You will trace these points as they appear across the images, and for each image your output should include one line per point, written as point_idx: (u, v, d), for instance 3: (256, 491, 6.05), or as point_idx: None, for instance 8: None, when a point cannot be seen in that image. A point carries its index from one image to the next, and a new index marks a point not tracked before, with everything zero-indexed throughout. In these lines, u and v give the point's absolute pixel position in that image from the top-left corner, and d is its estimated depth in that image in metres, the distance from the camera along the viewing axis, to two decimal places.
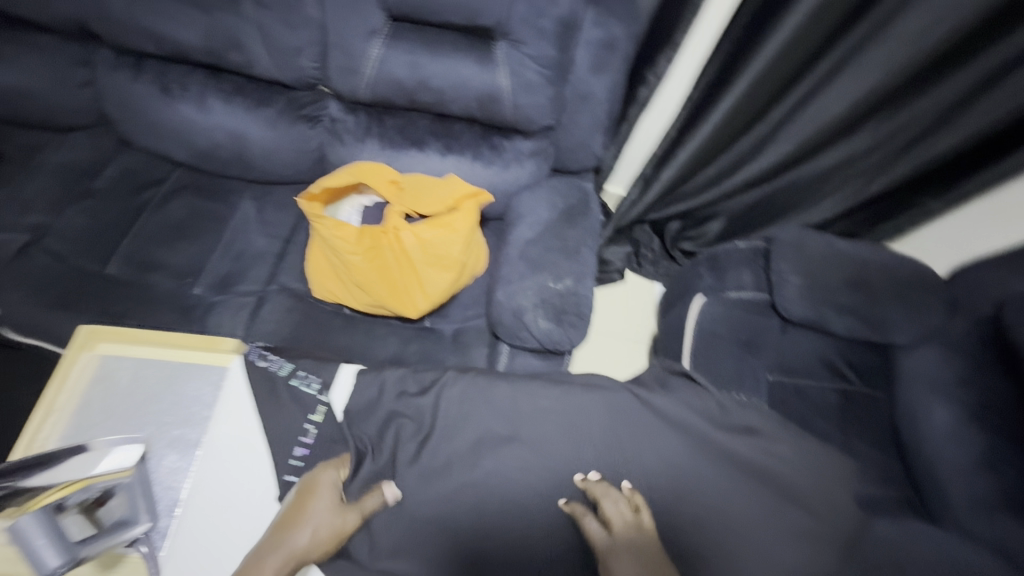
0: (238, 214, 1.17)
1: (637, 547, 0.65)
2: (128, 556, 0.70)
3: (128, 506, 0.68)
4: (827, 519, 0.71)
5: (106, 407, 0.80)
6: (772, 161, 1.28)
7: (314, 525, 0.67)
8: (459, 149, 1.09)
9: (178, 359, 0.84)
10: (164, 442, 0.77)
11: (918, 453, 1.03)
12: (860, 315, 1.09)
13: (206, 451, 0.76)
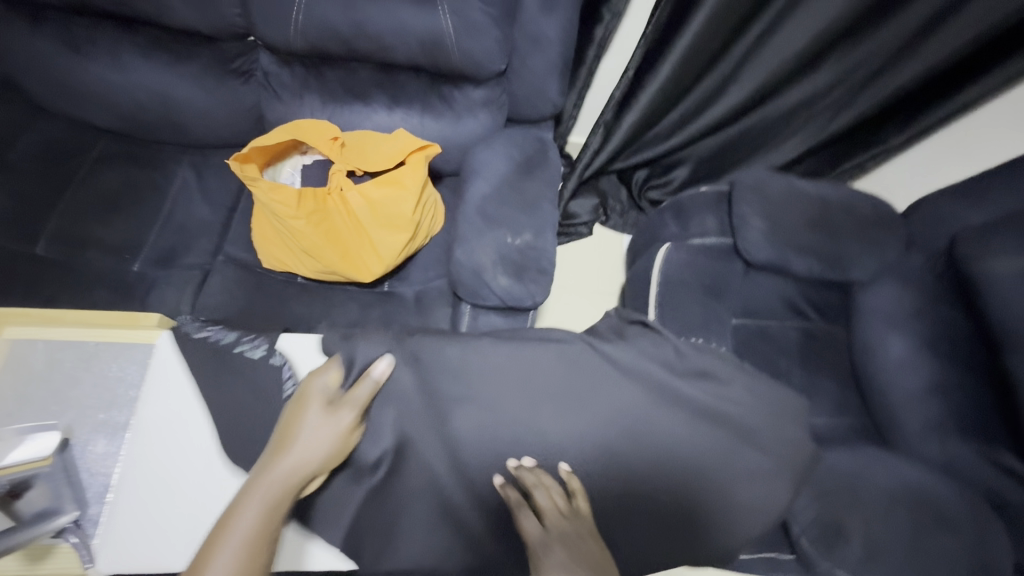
0: (174, 183, 1.09)
1: (570, 536, 0.64)
2: (58, 547, 0.64)
3: (51, 496, 0.62)
4: (783, 454, 0.74)
5: (20, 394, 0.70)
6: (735, 102, 1.24)
7: (308, 436, 0.62)
8: (406, 101, 1.02)
9: (96, 337, 0.74)
10: (89, 427, 0.69)
11: (876, 385, 1.07)
12: (822, 254, 1.10)
13: (134, 433, 0.67)
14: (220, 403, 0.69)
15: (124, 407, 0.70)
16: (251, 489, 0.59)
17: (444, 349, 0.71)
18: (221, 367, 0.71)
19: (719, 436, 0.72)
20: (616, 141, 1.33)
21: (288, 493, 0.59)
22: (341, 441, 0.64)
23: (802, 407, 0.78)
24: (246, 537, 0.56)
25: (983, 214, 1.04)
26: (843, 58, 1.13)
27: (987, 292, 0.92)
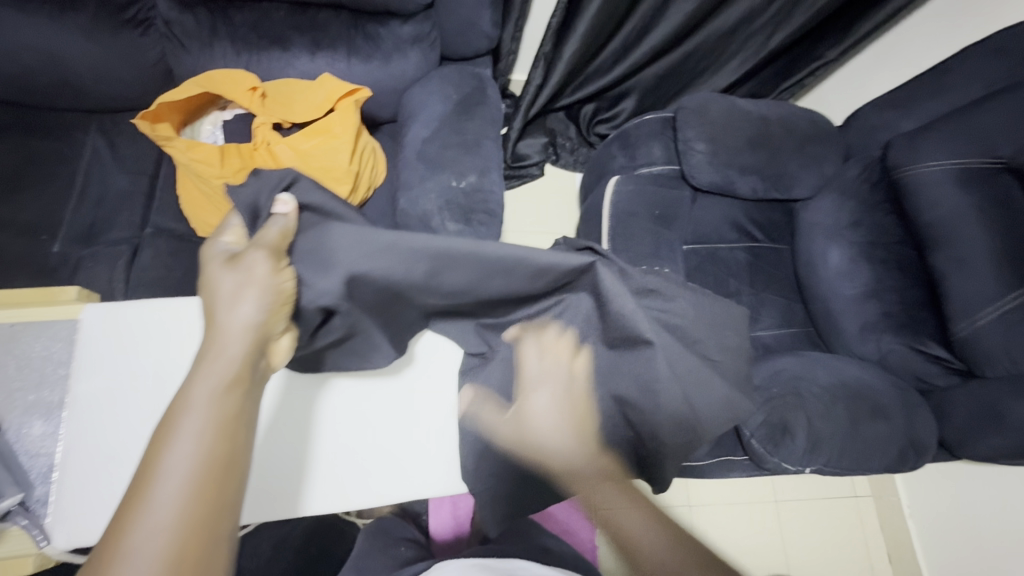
0: (86, 152, 1.00)
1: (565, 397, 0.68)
2: (6, 531, 0.61)
3: None
4: (722, 367, 0.75)
5: None
6: (675, 25, 1.21)
7: (236, 292, 0.52)
8: (329, 43, 0.95)
9: (13, 317, 0.67)
10: (19, 411, 0.64)
11: (815, 293, 1.14)
12: (762, 173, 1.13)
13: (73, 409, 0.62)
14: (174, 369, 0.66)
15: (55, 387, 0.66)
16: (195, 373, 0.46)
17: (392, 244, 0.62)
18: (167, 329, 0.67)
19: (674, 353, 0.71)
20: (558, 75, 1.29)
21: (244, 357, 0.48)
22: (278, 288, 0.54)
23: (742, 321, 0.79)
24: (205, 419, 0.43)
25: (913, 120, 1.07)
26: None
27: (915, 194, 0.97)
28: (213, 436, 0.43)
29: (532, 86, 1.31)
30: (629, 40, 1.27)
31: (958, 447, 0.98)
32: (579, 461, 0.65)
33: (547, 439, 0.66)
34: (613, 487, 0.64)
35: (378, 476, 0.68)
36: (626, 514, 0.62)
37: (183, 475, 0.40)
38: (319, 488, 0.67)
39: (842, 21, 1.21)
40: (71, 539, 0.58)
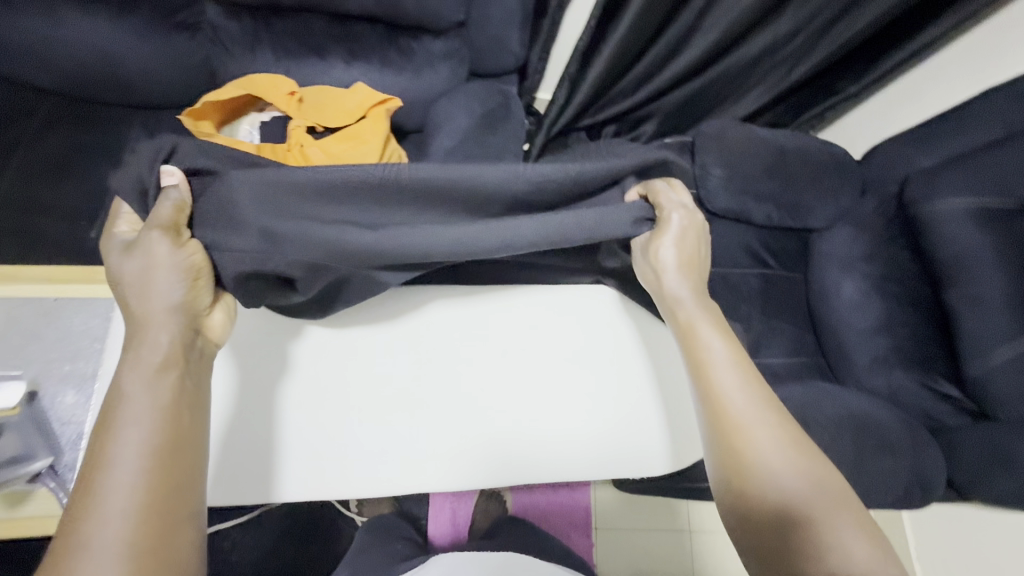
0: (129, 145, 1.05)
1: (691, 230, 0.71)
2: (36, 492, 0.65)
3: (22, 443, 0.62)
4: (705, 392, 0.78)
5: None
6: (699, 54, 1.25)
7: (144, 279, 0.55)
8: (363, 54, 0.99)
9: (56, 293, 0.72)
10: (57, 378, 0.70)
11: (826, 321, 1.14)
12: (777, 200, 1.14)
13: (103, 385, 0.66)
14: None
15: (90, 359, 0.71)
16: (124, 366, 0.51)
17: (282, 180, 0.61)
18: None
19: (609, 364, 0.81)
20: (582, 96, 1.33)
21: (170, 349, 0.54)
22: (186, 264, 0.57)
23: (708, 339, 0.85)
24: (146, 406, 0.50)
25: (929, 156, 1.08)
26: (800, 5, 1.13)
27: (931, 229, 0.97)
28: (155, 423, 0.50)
29: (557, 105, 1.35)
30: (653, 66, 1.30)
31: (964, 488, 0.97)
32: (693, 302, 0.68)
33: (668, 277, 0.70)
34: (714, 324, 0.65)
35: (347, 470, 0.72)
36: (721, 348, 0.63)
37: (137, 458, 0.47)
38: (292, 475, 0.70)
39: (865, 56, 1.23)
40: None
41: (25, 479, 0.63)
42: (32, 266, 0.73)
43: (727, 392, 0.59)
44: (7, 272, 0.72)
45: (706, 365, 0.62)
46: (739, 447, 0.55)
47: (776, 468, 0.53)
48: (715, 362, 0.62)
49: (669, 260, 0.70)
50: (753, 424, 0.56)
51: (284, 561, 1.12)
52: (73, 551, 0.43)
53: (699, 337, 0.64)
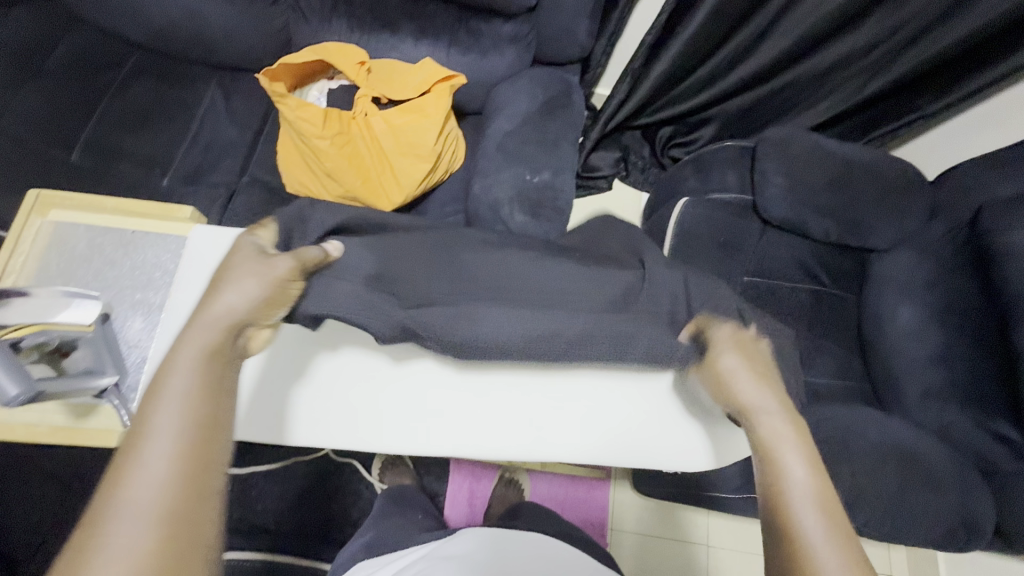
0: (205, 102, 1.11)
1: (744, 354, 0.64)
2: (101, 406, 0.70)
3: (94, 358, 0.68)
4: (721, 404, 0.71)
5: (65, 269, 0.76)
6: (769, 59, 1.21)
7: (235, 279, 0.55)
8: (433, 32, 1.01)
9: (134, 228, 0.79)
10: (127, 304, 0.75)
11: (878, 348, 1.10)
12: (838, 215, 1.09)
13: (172, 313, 0.69)
14: None
15: (159, 289, 0.76)
16: (181, 340, 0.50)
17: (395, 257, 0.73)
18: None
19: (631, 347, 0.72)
20: (642, 93, 1.31)
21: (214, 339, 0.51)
22: (275, 291, 0.57)
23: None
24: (191, 385, 0.47)
25: (1012, 185, 1.00)
26: (882, 18, 1.08)
27: (1006, 262, 0.89)
28: (195, 399, 0.47)
29: (615, 99, 1.33)
30: (719, 69, 1.27)
31: (1015, 538, 0.90)
32: (774, 420, 0.59)
33: (738, 407, 0.62)
34: (796, 440, 0.57)
35: (348, 423, 0.72)
36: (798, 470, 0.54)
37: (169, 436, 0.44)
38: (300, 420, 0.71)
39: (944, 78, 1.16)
40: None
41: (94, 393, 0.67)
42: (115, 199, 0.80)
43: (808, 537, 0.49)
44: (92, 201, 0.80)
45: (779, 492, 0.53)
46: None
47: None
48: (794, 491, 0.52)
49: (740, 376, 0.63)
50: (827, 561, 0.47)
51: (305, 515, 1.16)
52: (100, 520, 0.40)
53: (775, 456, 0.56)
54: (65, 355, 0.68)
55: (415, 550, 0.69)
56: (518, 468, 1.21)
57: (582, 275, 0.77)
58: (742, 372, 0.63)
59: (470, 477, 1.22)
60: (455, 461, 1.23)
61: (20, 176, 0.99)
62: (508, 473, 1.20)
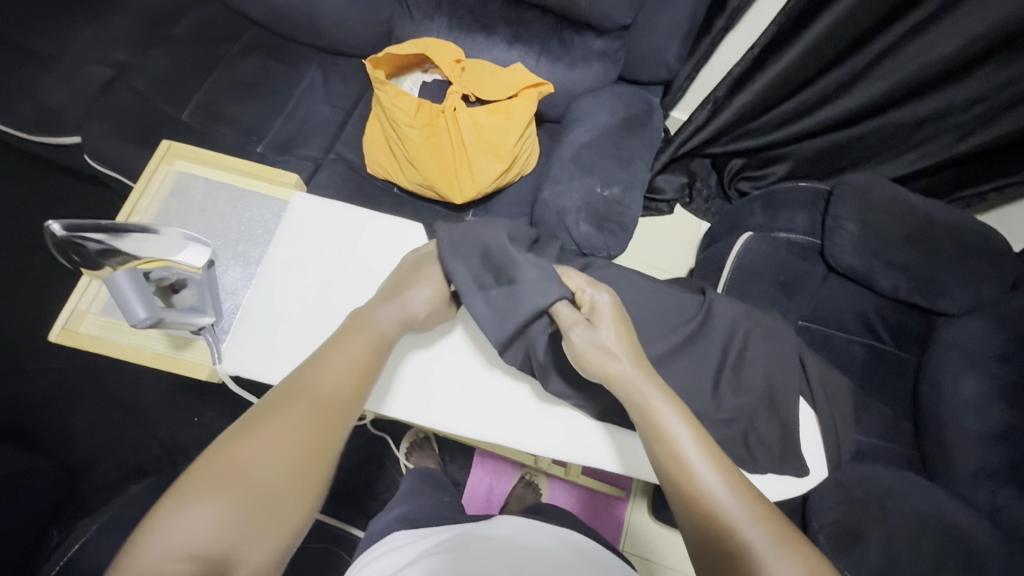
0: (305, 80, 1.18)
1: (623, 322, 0.65)
2: (196, 342, 0.79)
3: (198, 298, 0.75)
4: (764, 442, 0.71)
5: (181, 215, 0.84)
6: (859, 103, 1.18)
7: (423, 287, 0.69)
8: (527, 39, 1.05)
9: (244, 187, 0.87)
10: (230, 256, 0.82)
11: (934, 416, 1.03)
12: (910, 273, 1.05)
13: (265, 269, 0.76)
14: (342, 267, 0.76)
15: (259, 246, 0.83)
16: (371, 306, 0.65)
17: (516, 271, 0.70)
18: (352, 240, 0.78)
19: (677, 370, 0.73)
20: (720, 122, 1.31)
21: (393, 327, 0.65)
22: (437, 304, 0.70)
23: (793, 373, 0.74)
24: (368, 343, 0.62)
25: None
26: (988, 73, 1.05)
27: None
28: (367, 358, 0.61)
29: (692, 125, 1.34)
30: (804, 107, 1.26)
31: None
32: (655, 391, 0.59)
33: (609, 352, 0.63)
34: (669, 399, 0.59)
35: (448, 407, 0.76)
36: (681, 426, 0.56)
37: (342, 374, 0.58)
38: (397, 395, 0.76)
39: None
40: (231, 365, 0.71)
41: (193, 330, 0.74)
42: (233, 159, 0.86)
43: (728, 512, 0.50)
44: (216, 159, 0.87)
45: (681, 462, 0.54)
46: (724, 548, 0.49)
47: (763, 553, 0.47)
48: (696, 463, 0.53)
49: (616, 344, 0.63)
50: (744, 523, 0.49)
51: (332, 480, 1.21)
52: (277, 407, 0.53)
53: (663, 427, 0.56)
54: (175, 293, 0.74)
55: (450, 529, 0.71)
56: (539, 473, 1.22)
57: (659, 302, 0.77)
58: (619, 347, 0.63)
59: (491, 472, 1.25)
60: (480, 455, 1.25)
61: (139, 127, 1.09)
62: (529, 475, 1.21)
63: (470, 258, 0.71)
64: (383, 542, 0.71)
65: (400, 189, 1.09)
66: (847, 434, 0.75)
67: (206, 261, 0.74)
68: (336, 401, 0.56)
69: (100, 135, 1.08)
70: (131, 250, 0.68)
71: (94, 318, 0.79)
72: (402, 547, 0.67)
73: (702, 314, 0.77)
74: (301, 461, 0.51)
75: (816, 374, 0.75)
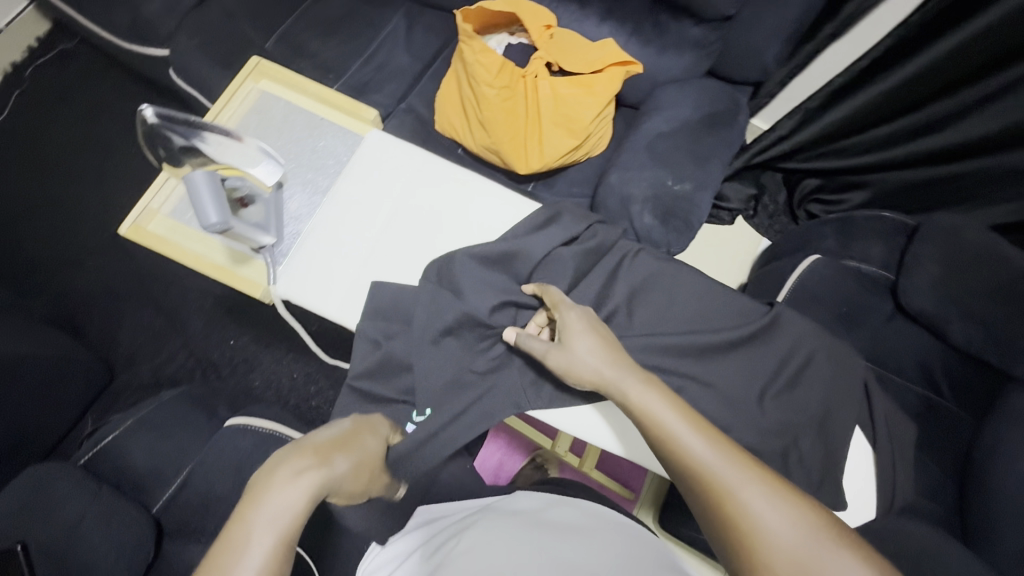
0: (388, 25, 1.17)
1: (595, 332, 0.65)
2: (254, 260, 0.80)
3: (263, 216, 0.76)
4: (806, 464, 0.67)
5: (257, 133, 0.86)
6: (960, 139, 1.08)
7: (354, 457, 0.58)
8: (621, 16, 1.01)
9: (323, 115, 0.87)
10: (298, 181, 0.83)
11: (975, 493, 0.88)
12: (992, 328, 0.93)
13: (330, 199, 0.79)
14: (404, 211, 0.79)
15: (328, 176, 0.84)
16: (286, 469, 0.53)
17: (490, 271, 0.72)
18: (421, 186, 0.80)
19: (723, 371, 0.70)
20: (806, 134, 1.25)
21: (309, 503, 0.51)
22: (367, 474, 0.60)
23: (854, 402, 0.70)
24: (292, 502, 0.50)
25: None
26: None
27: None
28: (282, 537, 0.48)
29: (776, 133, 1.28)
30: (898, 134, 1.16)
31: None
32: (637, 385, 0.60)
33: (591, 369, 0.62)
34: (648, 382, 0.60)
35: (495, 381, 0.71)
36: (664, 406, 0.58)
37: (261, 548, 0.47)
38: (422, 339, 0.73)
39: None
40: (286, 285, 0.75)
41: (254, 247, 0.76)
42: (317, 86, 0.87)
43: (726, 480, 0.52)
44: (300, 81, 0.87)
45: (673, 442, 0.56)
46: (725, 516, 0.51)
47: (759, 509, 0.50)
48: (677, 430, 0.56)
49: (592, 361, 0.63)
50: (740, 485, 0.52)
51: None
52: None
53: (649, 408, 0.58)
54: (243, 207, 0.76)
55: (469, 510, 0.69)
56: (551, 456, 1.19)
57: (721, 299, 0.74)
58: (597, 357, 0.62)
59: (502, 449, 1.23)
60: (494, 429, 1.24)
61: (225, 47, 1.10)
62: (539, 459, 1.19)
63: (494, 288, 0.73)
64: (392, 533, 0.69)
65: (466, 150, 1.08)
66: (904, 476, 0.70)
67: (277, 181, 0.74)
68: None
69: (188, 50, 1.10)
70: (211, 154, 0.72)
71: (163, 218, 0.81)
72: (408, 534, 0.65)
73: (768, 320, 0.73)
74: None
75: (880, 406, 0.72)
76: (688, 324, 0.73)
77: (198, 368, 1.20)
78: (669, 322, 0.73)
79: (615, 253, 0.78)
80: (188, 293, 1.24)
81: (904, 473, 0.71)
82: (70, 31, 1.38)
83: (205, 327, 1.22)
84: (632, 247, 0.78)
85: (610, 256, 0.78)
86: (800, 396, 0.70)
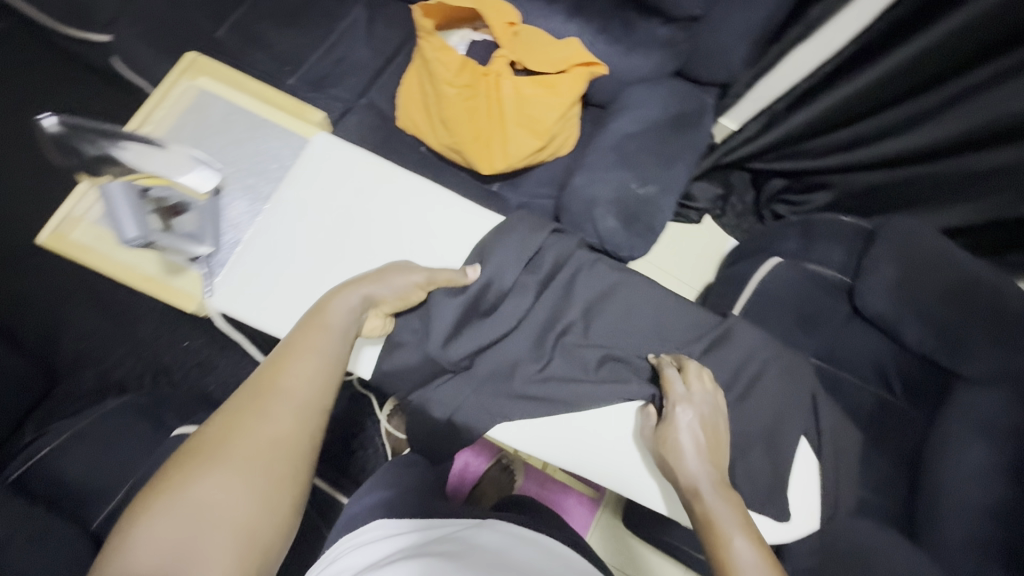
0: (348, 16, 1.12)
1: (703, 420, 0.64)
2: (189, 271, 0.77)
3: (198, 225, 0.75)
4: (755, 475, 0.68)
5: (196, 131, 0.83)
6: (914, 146, 1.10)
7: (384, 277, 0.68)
8: (589, 14, 1.00)
9: (266, 115, 0.84)
10: (241, 187, 0.80)
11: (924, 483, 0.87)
12: (941, 329, 0.92)
13: (272, 208, 0.75)
14: (356, 218, 0.76)
15: (270, 181, 0.80)
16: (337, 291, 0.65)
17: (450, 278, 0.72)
18: (376, 194, 0.78)
19: None
20: (771, 137, 1.27)
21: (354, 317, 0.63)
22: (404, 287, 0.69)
23: (804, 414, 0.71)
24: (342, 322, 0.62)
25: None
26: None
27: None
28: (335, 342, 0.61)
29: (742, 135, 1.31)
30: (859, 138, 1.18)
31: None
32: (712, 492, 0.59)
33: (685, 474, 0.61)
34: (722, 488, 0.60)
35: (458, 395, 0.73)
36: (728, 510, 0.57)
37: (321, 355, 0.59)
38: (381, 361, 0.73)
39: None
40: (227, 301, 0.72)
41: (188, 257, 0.74)
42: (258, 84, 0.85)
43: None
44: (239, 81, 0.87)
45: (721, 537, 0.55)
46: None
47: None
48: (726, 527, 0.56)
49: (695, 465, 0.61)
50: None
51: None
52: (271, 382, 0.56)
53: (711, 511, 0.58)
54: (175, 216, 0.75)
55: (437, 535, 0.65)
56: (517, 457, 1.19)
57: (673, 309, 0.74)
58: (695, 453, 0.62)
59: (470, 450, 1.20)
60: None
61: (173, 37, 1.05)
62: (505, 459, 1.19)
63: (447, 306, 0.72)
64: (354, 535, 0.66)
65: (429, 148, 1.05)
66: (850, 484, 0.71)
67: (210, 187, 0.74)
68: (319, 380, 0.58)
69: (131, 39, 1.04)
70: (135, 162, 0.72)
71: (88, 227, 0.79)
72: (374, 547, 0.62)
73: (718, 329, 0.73)
74: (270, 478, 0.51)
75: (828, 419, 0.72)
76: (642, 333, 0.73)
77: (149, 372, 1.15)
78: (621, 333, 0.73)
79: (574, 260, 0.77)
80: (137, 293, 1.19)
81: (850, 480, 0.72)
82: (8, 12, 1.29)
83: (156, 330, 1.17)
84: (589, 256, 0.77)
85: (568, 264, 0.76)
86: (749, 407, 0.71)
